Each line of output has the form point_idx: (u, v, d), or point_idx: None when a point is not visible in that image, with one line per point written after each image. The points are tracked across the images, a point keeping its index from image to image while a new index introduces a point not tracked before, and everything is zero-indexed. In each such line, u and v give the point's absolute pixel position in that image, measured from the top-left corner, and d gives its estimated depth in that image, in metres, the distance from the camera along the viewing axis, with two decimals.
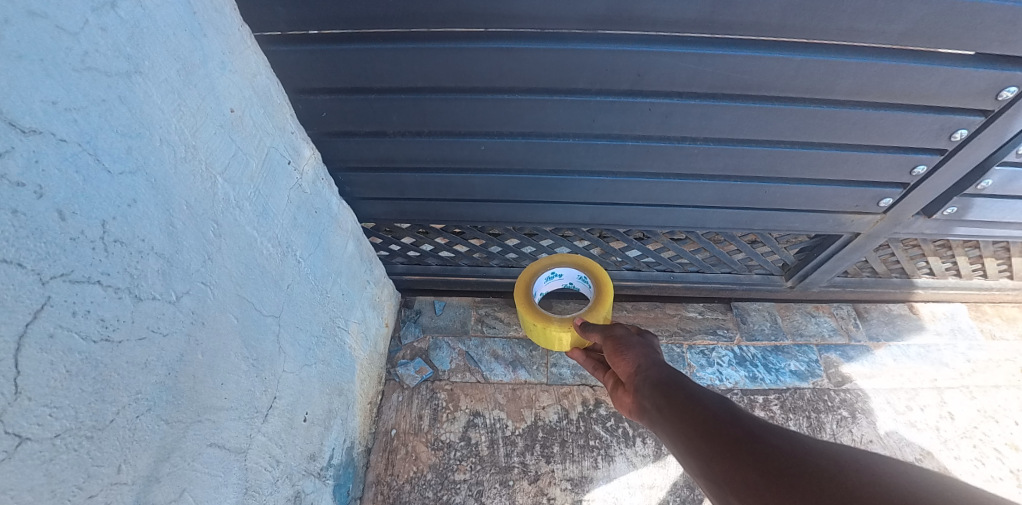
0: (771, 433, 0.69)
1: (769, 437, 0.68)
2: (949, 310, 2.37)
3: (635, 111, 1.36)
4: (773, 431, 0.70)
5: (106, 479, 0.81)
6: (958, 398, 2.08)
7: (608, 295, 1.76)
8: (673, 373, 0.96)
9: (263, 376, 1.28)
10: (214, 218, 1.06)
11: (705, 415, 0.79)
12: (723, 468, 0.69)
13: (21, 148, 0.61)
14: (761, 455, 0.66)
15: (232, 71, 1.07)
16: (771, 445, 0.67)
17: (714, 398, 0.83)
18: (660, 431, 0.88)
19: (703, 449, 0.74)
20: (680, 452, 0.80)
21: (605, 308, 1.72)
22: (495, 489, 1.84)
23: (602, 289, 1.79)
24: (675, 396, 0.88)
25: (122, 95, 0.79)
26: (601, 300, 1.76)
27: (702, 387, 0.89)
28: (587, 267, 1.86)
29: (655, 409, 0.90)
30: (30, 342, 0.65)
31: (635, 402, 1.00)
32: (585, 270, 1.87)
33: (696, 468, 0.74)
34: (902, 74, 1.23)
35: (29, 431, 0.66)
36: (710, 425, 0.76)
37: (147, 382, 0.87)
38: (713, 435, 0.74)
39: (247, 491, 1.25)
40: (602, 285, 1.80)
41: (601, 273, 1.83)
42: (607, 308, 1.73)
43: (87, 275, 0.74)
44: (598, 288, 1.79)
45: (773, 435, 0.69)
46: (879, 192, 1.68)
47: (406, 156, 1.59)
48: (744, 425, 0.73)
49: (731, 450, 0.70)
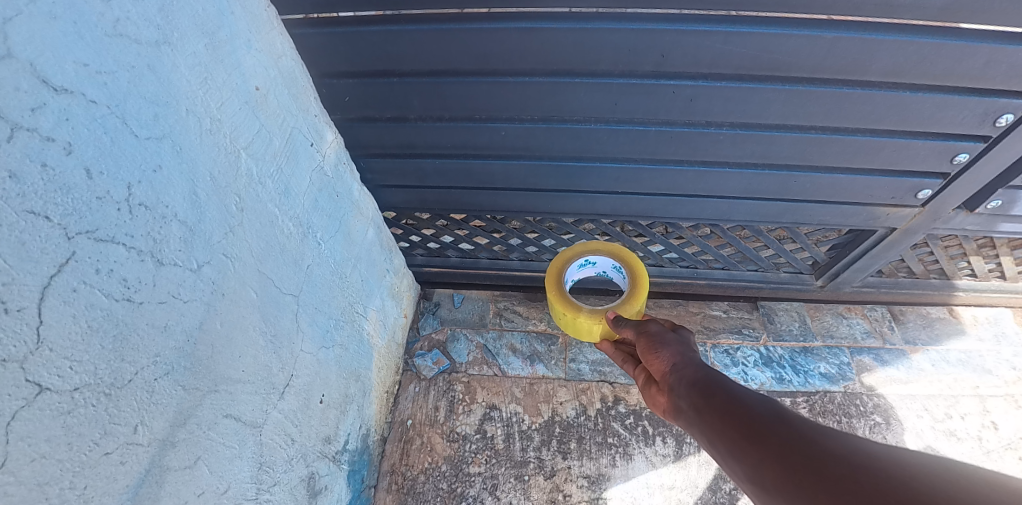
0: (822, 433, 0.63)
1: (821, 439, 0.62)
2: (993, 315, 2.24)
3: (659, 94, 1.33)
4: (828, 434, 0.63)
5: (122, 437, 0.81)
6: (1002, 408, 1.95)
7: (643, 289, 1.69)
8: (711, 372, 0.91)
9: (280, 353, 1.28)
10: (237, 192, 1.07)
11: (749, 417, 0.73)
12: (773, 473, 0.63)
13: (52, 105, 0.63)
14: (811, 457, 0.60)
15: (258, 50, 1.09)
16: (822, 447, 0.61)
17: (759, 398, 0.77)
18: (698, 432, 0.83)
19: (748, 451, 0.69)
20: (721, 452, 0.75)
21: (639, 303, 1.65)
22: (510, 484, 1.80)
23: (637, 281, 1.72)
24: (716, 397, 0.83)
25: (152, 64, 0.81)
26: (634, 293, 1.69)
27: (744, 387, 0.83)
28: (624, 258, 1.79)
29: (693, 409, 0.85)
30: (53, 294, 0.66)
31: (670, 401, 0.95)
32: (621, 261, 1.80)
33: (739, 471, 0.69)
34: (943, 54, 1.17)
35: (49, 382, 0.66)
36: (754, 425, 0.71)
37: (166, 347, 0.88)
38: (760, 440, 0.68)
39: (262, 466, 1.24)
40: (637, 278, 1.73)
41: (638, 266, 1.76)
42: (641, 303, 1.66)
43: (112, 235, 0.75)
44: (633, 281, 1.72)
45: (828, 437, 0.62)
46: (917, 183, 1.60)
47: (427, 143, 1.59)
48: (793, 426, 0.67)
49: (779, 454, 0.64)
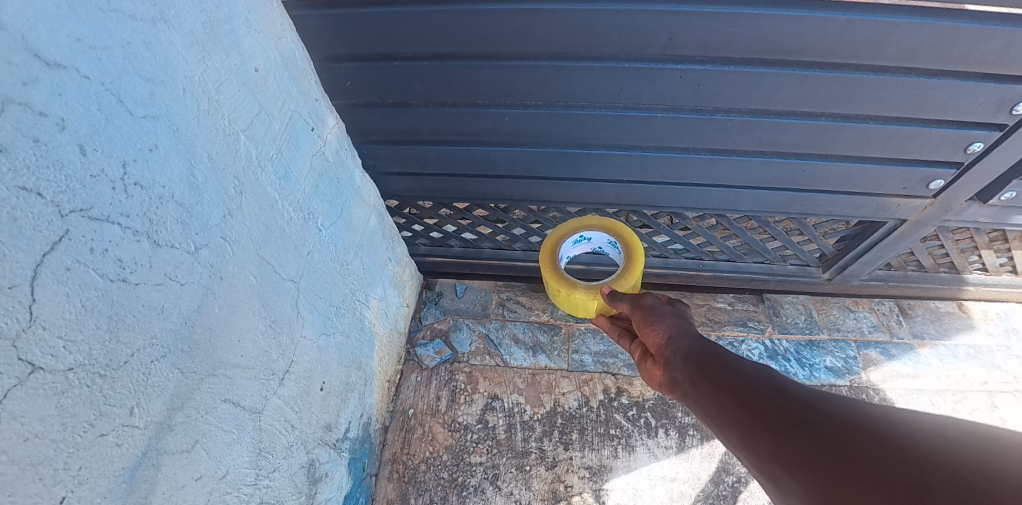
0: (821, 400, 0.62)
1: (823, 407, 0.61)
2: (1003, 310, 2.20)
3: (665, 79, 1.30)
4: (829, 400, 0.62)
5: (118, 419, 0.80)
6: (1011, 404, 1.93)
7: (638, 264, 1.68)
8: (706, 343, 0.90)
9: (279, 338, 1.27)
10: (236, 175, 1.06)
11: (744, 386, 0.71)
12: (769, 441, 0.62)
13: (45, 79, 0.61)
14: (811, 425, 0.59)
15: (258, 31, 1.07)
16: (825, 415, 0.60)
17: (755, 367, 0.75)
18: (692, 405, 0.82)
19: (743, 420, 0.67)
20: (715, 425, 0.73)
21: (634, 278, 1.65)
22: (512, 474, 1.80)
23: (632, 255, 1.71)
24: (710, 367, 0.81)
25: (148, 41, 0.78)
26: (630, 268, 1.67)
27: (739, 357, 0.82)
28: (618, 232, 1.77)
29: (688, 381, 0.84)
30: (46, 273, 0.65)
31: (666, 375, 0.94)
32: (616, 235, 1.78)
33: (734, 441, 0.68)
34: (959, 38, 1.13)
35: (42, 361, 0.65)
36: (752, 394, 0.69)
37: (163, 328, 0.87)
38: (756, 408, 0.67)
39: (261, 452, 1.24)
40: (632, 253, 1.71)
41: (632, 240, 1.74)
42: (636, 277, 1.66)
43: (107, 214, 0.74)
44: (628, 256, 1.71)
45: (829, 403, 0.61)
46: (929, 173, 1.57)
47: (429, 129, 1.57)
48: (791, 394, 0.66)
49: (776, 423, 0.62)
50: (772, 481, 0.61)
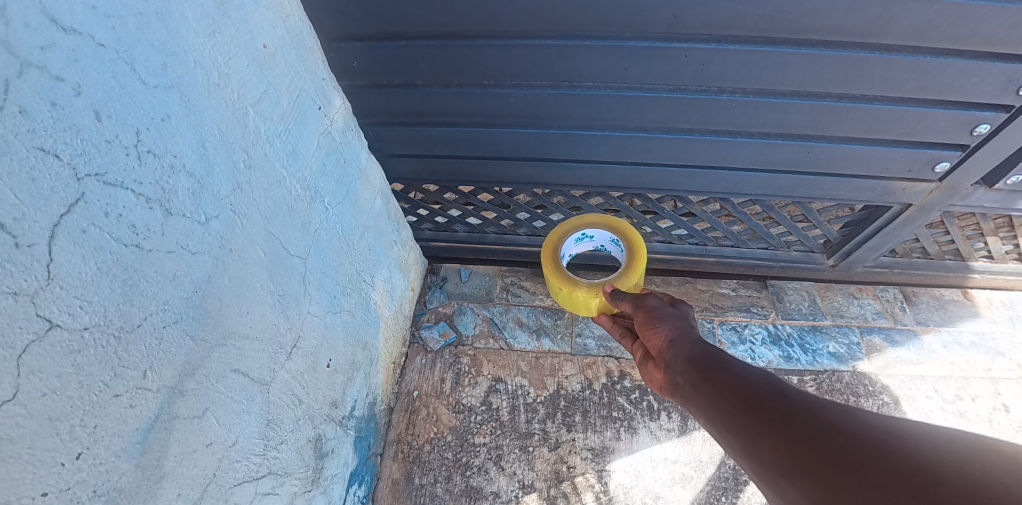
0: (823, 407, 0.63)
1: (824, 413, 0.62)
2: (1008, 298, 2.19)
3: (669, 58, 1.30)
4: (832, 407, 0.63)
5: (132, 381, 0.81)
6: (1014, 391, 1.92)
7: (640, 262, 1.68)
8: (708, 347, 0.90)
9: (288, 313, 1.29)
10: (245, 149, 1.07)
11: (747, 391, 0.72)
12: (772, 445, 0.63)
13: (62, 45, 0.62)
14: (815, 432, 0.60)
15: (266, 7, 1.07)
16: (825, 420, 0.61)
17: (755, 371, 0.76)
18: (695, 409, 0.82)
19: (745, 425, 0.68)
20: (717, 430, 0.74)
21: (636, 276, 1.65)
22: (514, 454, 1.82)
23: (635, 253, 1.71)
24: (713, 371, 0.82)
25: (160, 12, 0.79)
26: (633, 265, 1.68)
27: (741, 361, 0.82)
28: (621, 230, 1.77)
29: (690, 384, 0.84)
30: (64, 233, 0.66)
31: (667, 377, 0.94)
32: (618, 234, 1.78)
33: (738, 447, 0.68)
34: (966, 17, 1.12)
35: (59, 319, 0.67)
36: (756, 400, 0.70)
37: (175, 295, 0.89)
38: (758, 413, 0.68)
39: (269, 423, 1.26)
40: (635, 250, 1.71)
41: (635, 238, 1.74)
42: (639, 275, 1.66)
43: (121, 180, 0.75)
44: (631, 253, 1.71)
45: (832, 411, 0.62)
46: (935, 155, 1.57)
47: (435, 110, 1.58)
48: (792, 399, 0.67)
49: (780, 429, 0.63)
50: (777, 490, 0.61)
